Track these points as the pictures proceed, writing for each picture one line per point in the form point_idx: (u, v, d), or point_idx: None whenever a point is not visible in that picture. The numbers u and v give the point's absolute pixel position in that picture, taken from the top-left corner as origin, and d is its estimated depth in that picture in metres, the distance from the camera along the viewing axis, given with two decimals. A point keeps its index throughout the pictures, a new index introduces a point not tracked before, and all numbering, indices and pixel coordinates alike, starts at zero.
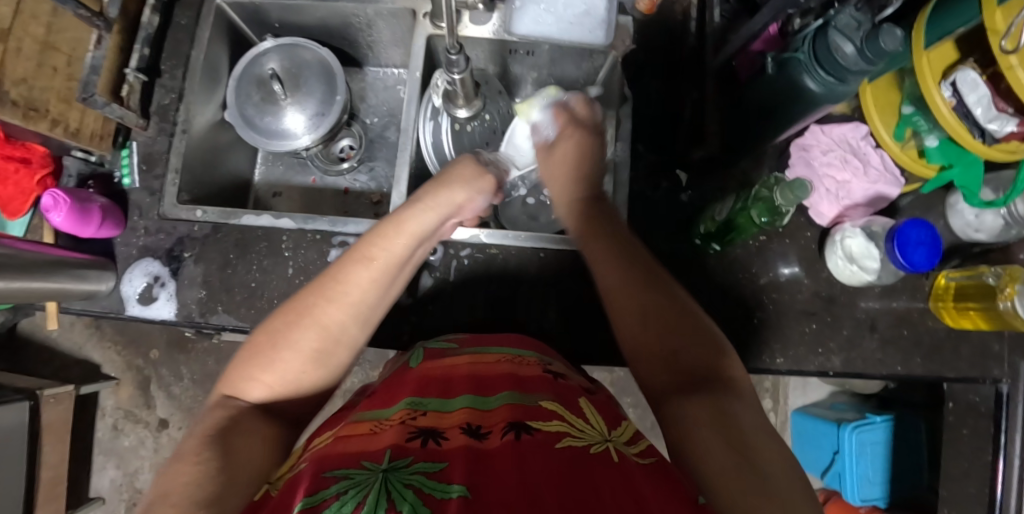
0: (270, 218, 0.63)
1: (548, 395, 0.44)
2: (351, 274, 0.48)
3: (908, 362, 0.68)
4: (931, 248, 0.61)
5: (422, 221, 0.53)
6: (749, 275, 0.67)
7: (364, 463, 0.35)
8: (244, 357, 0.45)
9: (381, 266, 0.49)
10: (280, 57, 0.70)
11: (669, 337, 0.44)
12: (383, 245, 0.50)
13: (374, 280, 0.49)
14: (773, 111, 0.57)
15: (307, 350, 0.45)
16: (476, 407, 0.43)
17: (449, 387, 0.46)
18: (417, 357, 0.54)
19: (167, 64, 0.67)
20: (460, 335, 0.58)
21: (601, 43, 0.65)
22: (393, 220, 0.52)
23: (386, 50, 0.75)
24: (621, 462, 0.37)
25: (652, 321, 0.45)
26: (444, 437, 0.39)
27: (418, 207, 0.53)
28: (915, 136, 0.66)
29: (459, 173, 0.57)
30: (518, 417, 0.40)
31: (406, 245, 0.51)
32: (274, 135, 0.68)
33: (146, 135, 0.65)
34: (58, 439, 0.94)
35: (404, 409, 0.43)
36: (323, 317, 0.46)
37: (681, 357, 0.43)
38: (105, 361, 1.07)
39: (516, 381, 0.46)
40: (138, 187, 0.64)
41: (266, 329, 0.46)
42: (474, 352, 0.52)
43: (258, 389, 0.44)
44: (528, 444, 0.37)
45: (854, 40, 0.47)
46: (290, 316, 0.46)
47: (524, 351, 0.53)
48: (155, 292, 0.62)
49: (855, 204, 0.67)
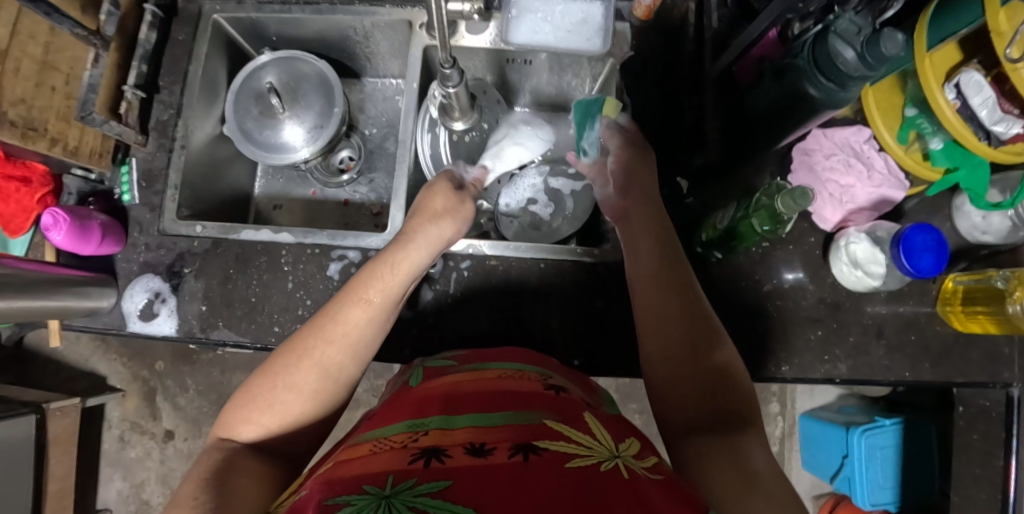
0: (270, 233, 0.63)
1: (548, 411, 0.44)
2: (349, 314, 0.48)
3: (916, 367, 0.68)
4: (938, 253, 0.59)
5: (416, 258, 0.54)
6: (752, 282, 0.67)
7: (365, 488, 0.35)
8: (239, 399, 0.46)
9: (378, 306, 0.50)
10: (278, 70, 0.70)
11: (706, 376, 0.47)
12: (378, 286, 0.50)
13: (372, 319, 0.49)
14: (779, 118, 0.55)
15: (306, 391, 0.46)
16: (480, 425, 0.42)
17: (451, 403, 0.46)
18: (417, 376, 0.54)
19: (165, 80, 0.67)
20: (458, 353, 0.58)
21: (598, 50, 0.64)
22: (386, 261, 0.52)
23: (384, 61, 0.75)
24: (632, 479, 0.36)
25: (691, 364, 0.47)
26: (448, 455, 0.38)
27: (411, 248, 0.54)
28: (919, 139, 0.64)
29: (439, 207, 0.57)
30: (523, 438, 0.40)
31: (401, 283, 0.52)
32: (273, 148, 0.69)
33: (145, 151, 0.65)
34: (64, 452, 0.95)
35: (405, 431, 0.42)
36: (321, 358, 0.46)
37: (715, 401, 0.45)
38: (111, 372, 1.07)
39: (518, 398, 0.45)
40: (138, 203, 0.64)
41: (263, 371, 0.46)
42: (474, 369, 0.52)
43: (253, 430, 0.44)
44: (536, 463, 0.36)
45: (855, 45, 0.45)
46: (290, 354, 0.46)
47: (525, 366, 0.52)
48: (156, 308, 0.62)
49: (859, 209, 0.66)
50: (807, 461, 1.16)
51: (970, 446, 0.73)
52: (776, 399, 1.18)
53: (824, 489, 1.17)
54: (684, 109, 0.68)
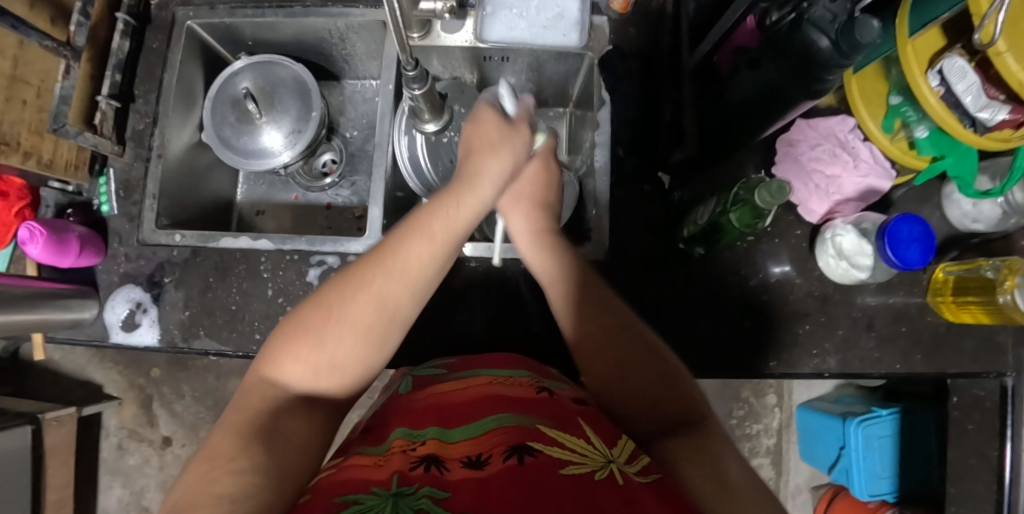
0: (248, 240, 0.62)
1: (541, 415, 0.42)
2: (411, 249, 0.43)
3: (907, 359, 0.67)
4: (924, 244, 0.57)
5: (484, 192, 0.47)
6: (738, 277, 0.66)
7: (372, 489, 0.34)
8: (287, 334, 0.41)
9: (443, 244, 0.44)
10: (254, 75, 0.70)
11: (652, 376, 0.45)
12: (444, 222, 0.45)
13: (436, 256, 0.44)
14: (753, 107, 0.53)
15: (359, 327, 0.41)
16: (478, 433, 0.40)
17: (445, 413, 0.45)
18: (407, 385, 0.54)
19: (141, 89, 0.67)
20: (447, 360, 0.57)
21: (574, 45, 0.63)
22: (452, 192, 0.46)
23: (362, 63, 0.75)
24: (626, 485, 0.34)
25: (632, 370, 0.46)
26: (447, 467, 0.37)
27: (478, 182, 0.47)
28: (905, 128, 0.63)
29: (485, 133, 0.49)
30: (517, 439, 0.38)
31: (466, 220, 0.46)
32: (251, 154, 0.68)
33: (123, 162, 0.65)
34: (63, 461, 0.95)
35: (402, 439, 0.41)
36: (379, 289, 0.42)
37: (660, 405, 0.43)
38: (107, 381, 1.07)
39: (511, 403, 0.44)
40: (117, 213, 0.64)
41: (316, 301, 0.42)
42: (463, 378, 0.50)
43: (303, 370, 0.40)
44: (531, 467, 0.35)
45: (829, 33, 0.44)
46: (343, 287, 0.41)
47: (517, 371, 0.51)
48: (138, 319, 0.62)
49: (846, 199, 0.66)
50: (806, 453, 1.15)
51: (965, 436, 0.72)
52: (773, 391, 1.17)
53: (823, 480, 1.17)
54: (665, 105, 0.68)
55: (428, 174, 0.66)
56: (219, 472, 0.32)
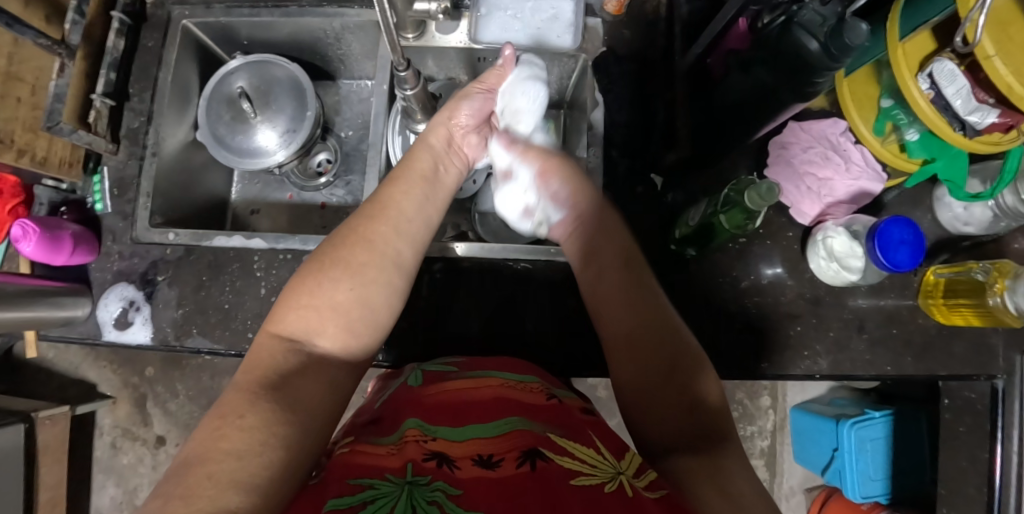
0: (242, 239, 0.62)
1: (554, 425, 0.43)
2: (387, 197, 0.49)
3: (898, 361, 0.67)
4: (913, 246, 0.57)
5: (432, 143, 0.54)
6: (730, 279, 0.66)
7: (388, 477, 0.35)
8: (288, 291, 0.43)
9: (423, 185, 0.52)
10: (249, 75, 0.70)
11: (685, 388, 0.45)
12: (409, 166, 0.52)
13: (410, 195, 0.50)
14: (747, 110, 0.53)
15: (353, 264, 0.44)
16: (491, 434, 0.41)
17: (458, 409, 0.45)
18: (416, 377, 0.50)
19: (136, 88, 0.67)
20: (458, 358, 0.54)
21: (569, 47, 0.65)
22: (423, 147, 0.54)
23: (357, 63, 0.75)
24: (634, 498, 0.37)
25: (666, 380, 0.46)
26: (457, 465, 0.38)
27: (434, 134, 0.55)
28: (896, 130, 0.63)
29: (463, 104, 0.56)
30: (530, 445, 0.39)
31: (449, 179, 0.55)
32: (245, 153, 0.68)
33: (117, 160, 0.65)
34: (56, 459, 0.95)
35: (415, 428, 0.42)
36: (367, 233, 0.46)
37: (694, 415, 0.44)
38: (101, 379, 1.07)
39: (526, 407, 0.45)
40: (110, 212, 0.64)
41: (313, 257, 0.45)
42: (476, 377, 0.48)
43: (303, 314, 0.41)
44: (543, 476, 0.37)
45: (819, 36, 0.44)
46: (329, 248, 0.45)
47: (525, 375, 0.50)
48: (131, 317, 0.62)
49: (838, 201, 0.66)
50: (800, 454, 1.15)
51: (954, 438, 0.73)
52: (767, 393, 1.18)
53: (817, 482, 1.17)
54: (659, 107, 0.68)
55: None
56: (228, 427, 0.32)
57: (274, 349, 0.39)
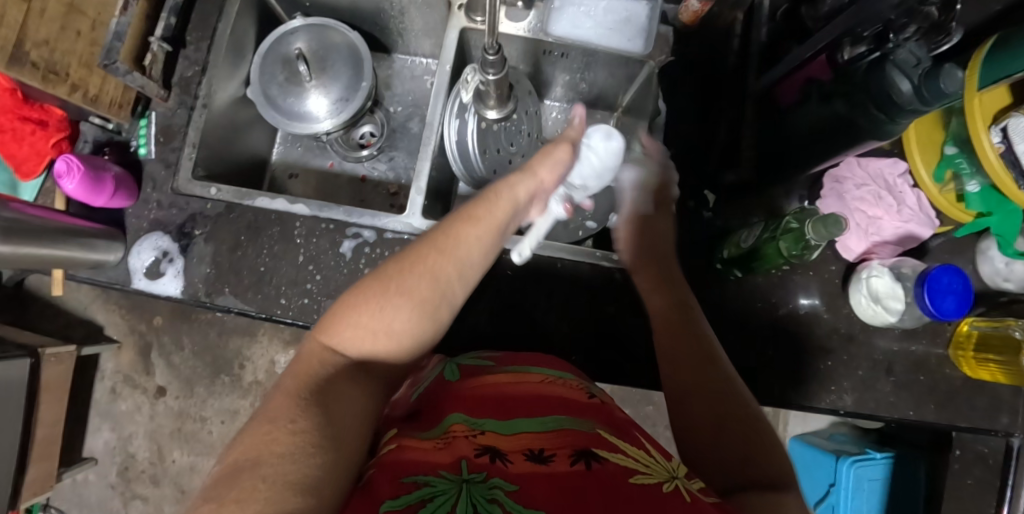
0: (285, 203, 0.61)
1: (601, 423, 0.42)
2: (459, 232, 0.44)
3: (921, 407, 0.67)
4: (961, 297, 0.57)
5: (525, 189, 0.48)
6: (767, 305, 0.66)
7: (442, 473, 0.34)
8: (348, 299, 0.41)
9: (488, 226, 0.45)
10: (308, 37, 0.69)
11: (739, 431, 0.45)
12: (492, 210, 0.45)
13: (482, 240, 0.45)
14: (820, 140, 0.52)
15: (416, 300, 0.41)
16: (538, 430, 0.40)
17: (502, 403, 0.44)
18: (452, 372, 0.51)
19: (193, 36, 0.65)
20: (494, 353, 0.55)
21: (639, 52, 0.64)
22: (491, 192, 0.46)
23: (416, 39, 0.74)
24: (694, 502, 0.34)
25: (723, 416, 0.46)
26: (508, 459, 0.37)
27: (517, 178, 0.47)
28: (956, 179, 0.64)
29: (548, 145, 0.51)
30: (582, 444, 0.38)
31: (508, 214, 0.46)
32: (296, 117, 0.67)
33: (166, 107, 0.64)
34: (56, 398, 0.94)
35: (461, 423, 0.41)
36: (435, 266, 0.42)
37: (747, 461, 0.43)
38: (109, 323, 1.06)
39: (569, 405, 0.44)
40: (153, 159, 0.63)
41: (376, 274, 0.42)
42: (514, 371, 0.49)
43: (359, 335, 0.40)
44: (600, 473, 0.35)
45: (913, 77, 0.43)
46: (402, 264, 0.42)
47: (564, 372, 0.51)
48: (163, 268, 0.61)
49: (884, 242, 0.65)
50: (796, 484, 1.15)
51: (961, 490, 0.73)
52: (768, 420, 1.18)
53: None
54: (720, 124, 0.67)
55: (474, 161, 0.65)
56: (279, 431, 0.31)
57: (331, 365, 0.39)
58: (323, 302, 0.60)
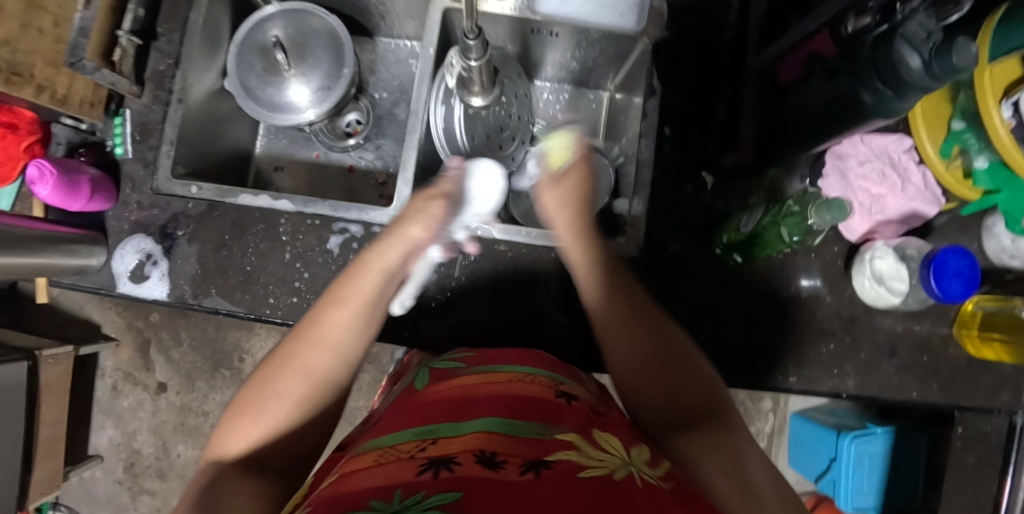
0: (269, 199, 0.59)
1: (570, 426, 0.37)
2: (326, 316, 0.43)
3: (925, 389, 0.66)
4: (968, 279, 0.55)
5: (387, 257, 0.47)
6: (768, 289, 0.64)
7: (371, 503, 0.28)
8: (230, 412, 0.41)
9: (356, 303, 0.44)
10: (286, 24, 0.66)
11: (671, 371, 0.44)
12: (354, 285, 0.45)
13: (352, 321, 0.44)
14: (822, 120, 0.49)
15: (289, 397, 0.40)
16: (497, 432, 0.35)
17: (461, 408, 0.40)
18: (423, 377, 0.49)
19: (164, 27, 0.62)
20: (466, 352, 0.52)
21: (631, 27, 0.61)
22: (359, 262, 0.47)
23: (399, 21, 0.71)
24: (648, 488, 0.31)
25: (651, 360, 0.45)
26: (457, 463, 0.31)
27: (383, 243, 0.48)
28: (962, 154, 0.62)
29: (415, 208, 0.50)
30: (538, 453, 0.33)
31: (378, 281, 0.46)
32: (276, 108, 0.65)
33: (140, 104, 0.61)
34: (57, 398, 0.93)
35: (413, 438, 0.36)
36: (305, 361, 0.41)
37: (682, 399, 0.42)
38: (105, 321, 1.05)
39: (532, 406, 0.40)
40: (131, 158, 0.61)
41: (250, 382, 0.42)
42: (484, 372, 0.46)
43: (238, 443, 0.39)
44: (550, 478, 0.29)
45: (922, 52, 0.40)
46: (270, 367, 0.42)
47: (538, 369, 0.47)
48: (147, 271, 0.59)
49: (888, 220, 0.64)
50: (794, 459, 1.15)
51: (962, 467, 0.72)
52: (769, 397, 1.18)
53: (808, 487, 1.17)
54: (718, 103, 0.64)
55: (462, 148, 0.63)
56: None
57: (214, 481, 0.36)
58: (312, 300, 0.59)
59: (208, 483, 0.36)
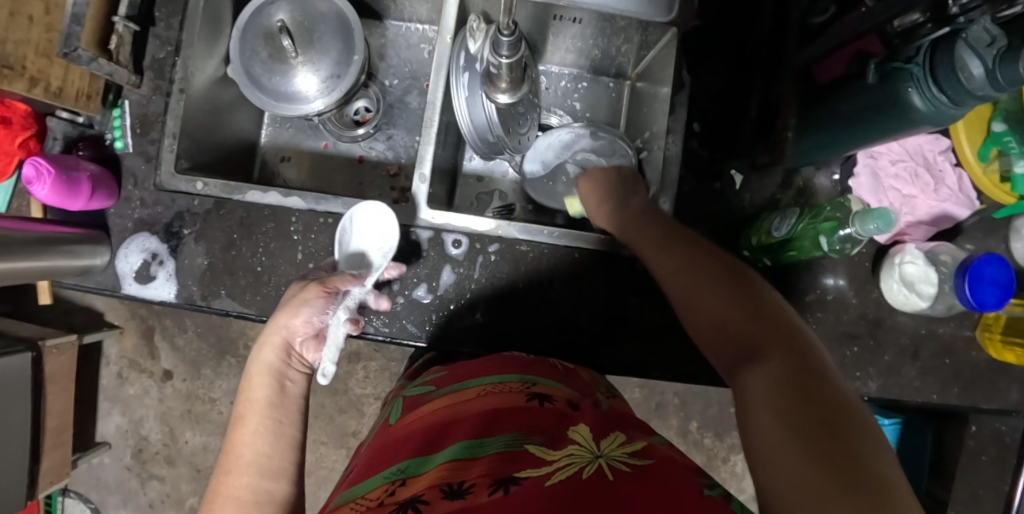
0: (278, 196, 0.56)
1: (533, 434, 0.35)
2: (233, 440, 0.41)
3: (947, 392, 0.65)
4: (1004, 289, 0.54)
5: (268, 355, 0.45)
6: (792, 291, 0.62)
7: None
8: None
9: (257, 413, 0.43)
10: (292, 7, 0.62)
11: (718, 297, 0.35)
12: (245, 396, 0.44)
13: (260, 430, 0.42)
14: (866, 124, 0.47)
15: None
16: (459, 456, 0.33)
17: (432, 439, 0.37)
18: (397, 410, 0.46)
19: (163, 11, 0.59)
20: (440, 371, 0.50)
21: (661, 18, 0.57)
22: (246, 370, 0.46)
23: (411, 4, 0.67)
24: (617, 479, 0.29)
25: (698, 296, 0.36)
26: (424, 502, 0.29)
27: (260, 344, 0.46)
28: (1001, 158, 0.60)
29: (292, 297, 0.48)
30: (504, 470, 0.31)
31: (269, 382, 0.44)
32: (283, 97, 0.61)
33: (139, 94, 0.58)
34: (62, 388, 0.92)
35: (384, 482, 0.34)
36: (227, 492, 0.39)
37: (730, 326, 0.34)
38: (108, 308, 1.04)
39: (493, 417, 0.37)
40: (132, 152, 0.58)
41: None
42: (454, 391, 0.43)
43: None
44: (519, 494, 0.28)
45: (986, 59, 0.38)
46: None
47: (511, 373, 0.43)
48: (153, 271, 0.57)
49: (918, 222, 0.62)
50: None
51: (976, 466, 0.72)
52: None
53: None
54: (751, 98, 0.61)
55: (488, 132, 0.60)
56: None
57: None
58: None
59: None
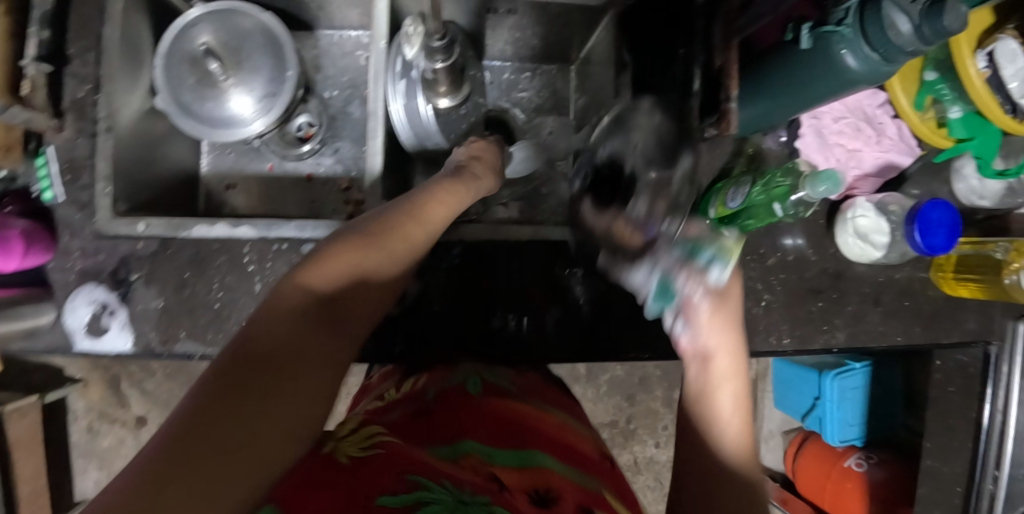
0: (226, 227, 0.54)
1: (602, 485, 0.39)
2: (412, 225, 0.43)
3: (910, 332, 0.68)
4: (950, 231, 0.56)
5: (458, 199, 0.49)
6: (756, 257, 0.64)
7: (445, 481, 0.31)
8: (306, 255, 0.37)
9: (432, 230, 0.45)
10: (214, 27, 0.59)
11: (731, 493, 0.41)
12: (427, 207, 0.45)
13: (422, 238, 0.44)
14: (804, 89, 0.47)
15: (367, 274, 0.39)
16: (550, 471, 0.37)
17: (516, 432, 0.41)
18: (474, 383, 0.49)
19: (75, 47, 0.55)
20: (508, 373, 0.54)
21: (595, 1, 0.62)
22: (442, 190, 0.48)
23: (340, 11, 0.65)
24: None
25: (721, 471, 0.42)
26: (510, 491, 0.33)
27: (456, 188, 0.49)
28: (936, 105, 0.61)
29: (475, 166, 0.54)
30: (582, 500, 0.35)
31: (446, 217, 0.47)
32: (219, 123, 0.59)
33: (63, 138, 0.55)
34: (31, 452, 0.88)
35: (476, 454, 0.37)
36: (389, 245, 0.41)
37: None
38: (67, 362, 0.99)
39: (567, 451, 0.41)
40: (63, 201, 0.54)
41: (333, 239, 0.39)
42: (536, 406, 0.48)
43: (321, 282, 0.35)
44: None
45: (912, 14, 0.40)
46: (355, 234, 0.40)
47: (574, 417, 0.50)
48: (104, 322, 0.53)
49: (864, 175, 0.64)
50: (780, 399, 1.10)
51: (945, 397, 0.75)
52: None
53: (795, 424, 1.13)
54: None
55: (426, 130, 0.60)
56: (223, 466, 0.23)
57: (284, 302, 0.33)
58: None
59: (270, 300, 0.33)
